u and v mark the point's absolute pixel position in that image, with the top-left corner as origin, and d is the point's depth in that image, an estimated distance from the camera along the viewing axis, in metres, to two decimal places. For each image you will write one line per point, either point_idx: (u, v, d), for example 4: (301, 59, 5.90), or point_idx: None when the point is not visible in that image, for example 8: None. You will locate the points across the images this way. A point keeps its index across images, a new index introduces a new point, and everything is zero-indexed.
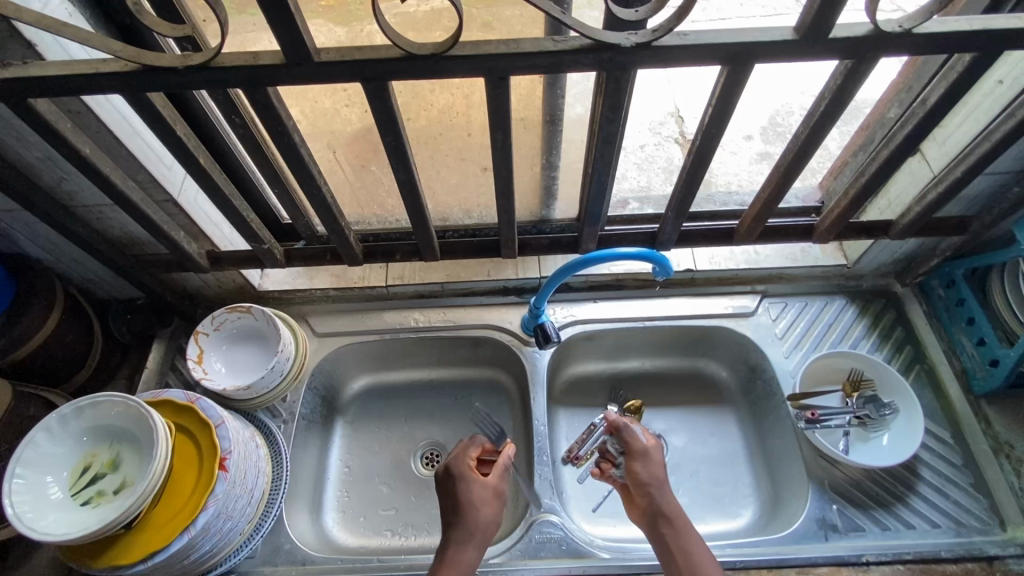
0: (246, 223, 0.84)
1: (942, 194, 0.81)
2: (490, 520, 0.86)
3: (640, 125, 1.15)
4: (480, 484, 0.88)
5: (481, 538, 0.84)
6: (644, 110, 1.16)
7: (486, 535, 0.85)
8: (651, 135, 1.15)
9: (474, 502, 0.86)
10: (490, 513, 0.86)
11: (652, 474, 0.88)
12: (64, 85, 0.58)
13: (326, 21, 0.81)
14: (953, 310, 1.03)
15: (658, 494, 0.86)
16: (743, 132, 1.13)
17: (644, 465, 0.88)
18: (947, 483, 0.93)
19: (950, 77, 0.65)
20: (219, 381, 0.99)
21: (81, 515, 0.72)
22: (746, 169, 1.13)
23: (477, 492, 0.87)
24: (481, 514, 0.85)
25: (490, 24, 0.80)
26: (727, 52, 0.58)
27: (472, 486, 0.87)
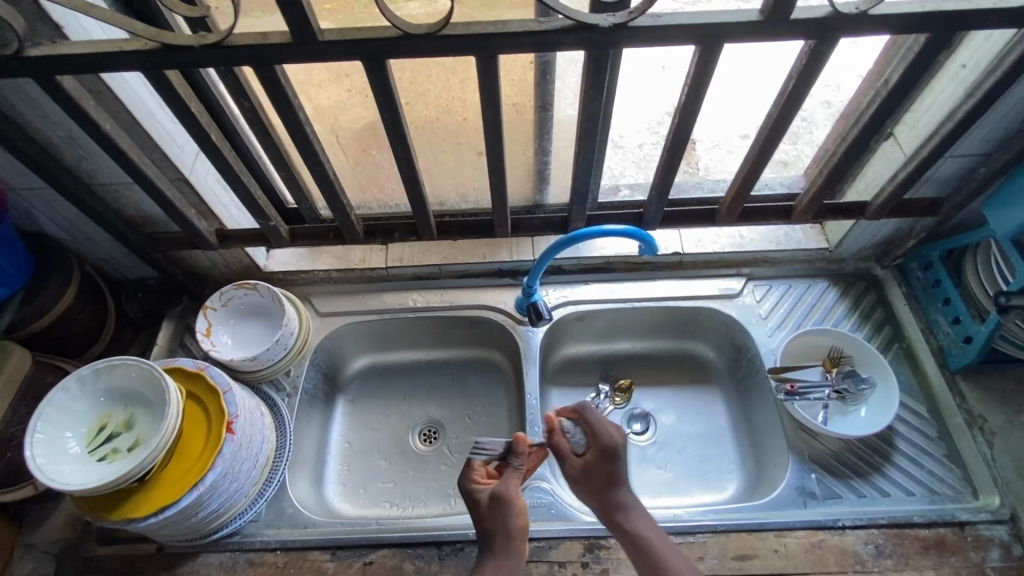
0: (253, 199, 0.89)
1: (911, 174, 0.86)
2: (501, 522, 0.79)
3: (638, 126, 1.21)
4: (484, 491, 0.81)
5: (502, 540, 0.78)
6: (643, 110, 1.21)
7: (507, 536, 0.78)
8: (648, 135, 1.20)
9: (485, 516, 0.80)
10: (505, 519, 0.79)
11: (609, 474, 0.82)
12: (89, 63, 0.64)
13: (332, 22, 0.84)
14: (931, 291, 1.07)
15: (612, 494, 0.82)
16: (740, 132, 1.19)
17: (603, 464, 0.83)
18: (922, 454, 0.97)
19: (911, 57, 0.69)
20: (226, 352, 1.04)
21: (97, 468, 0.77)
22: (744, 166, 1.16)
23: (484, 505, 0.80)
24: (494, 520, 0.79)
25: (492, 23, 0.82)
26: (698, 33, 0.63)
27: (480, 499, 0.81)
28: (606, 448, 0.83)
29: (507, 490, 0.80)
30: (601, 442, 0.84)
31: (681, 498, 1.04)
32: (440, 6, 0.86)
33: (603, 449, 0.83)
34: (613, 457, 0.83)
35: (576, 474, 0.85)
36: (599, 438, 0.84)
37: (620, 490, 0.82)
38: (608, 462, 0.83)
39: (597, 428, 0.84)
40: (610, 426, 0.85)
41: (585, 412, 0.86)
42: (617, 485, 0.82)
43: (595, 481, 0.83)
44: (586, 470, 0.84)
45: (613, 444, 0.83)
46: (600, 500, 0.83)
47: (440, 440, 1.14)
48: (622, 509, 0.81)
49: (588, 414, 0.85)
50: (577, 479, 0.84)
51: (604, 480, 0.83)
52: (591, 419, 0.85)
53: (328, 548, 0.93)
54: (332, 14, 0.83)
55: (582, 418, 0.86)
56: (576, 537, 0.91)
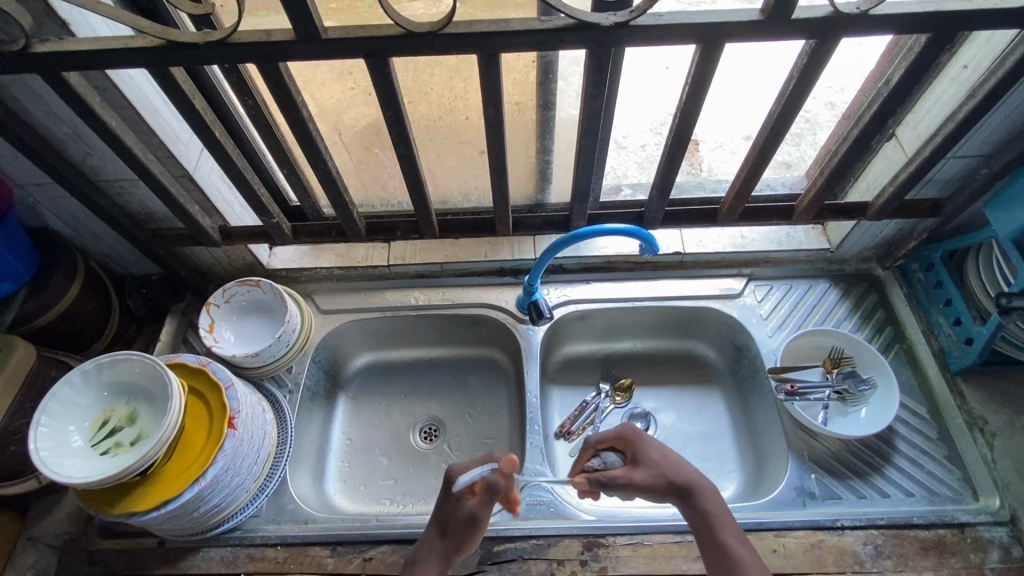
0: (257, 197, 0.89)
1: (912, 175, 0.86)
2: (458, 539, 0.79)
3: (642, 126, 1.21)
4: (460, 503, 0.79)
5: (444, 555, 0.80)
6: (648, 109, 1.21)
7: (451, 554, 0.80)
8: (652, 135, 1.20)
9: (448, 520, 0.80)
10: (462, 537, 0.79)
11: (651, 462, 0.81)
12: (95, 59, 0.64)
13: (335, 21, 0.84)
14: (932, 293, 1.07)
15: (668, 479, 0.79)
16: (743, 132, 1.19)
17: (639, 453, 0.83)
18: (922, 455, 0.97)
19: (912, 57, 0.70)
20: (228, 348, 1.04)
21: (100, 462, 0.78)
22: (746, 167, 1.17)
23: (454, 512, 0.80)
24: (452, 533, 0.80)
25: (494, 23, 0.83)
26: (699, 32, 0.63)
27: (452, 506, 0.80)
28: (631, 436, 0.84)
29: (478, 515, 0.78)
30: (647, 454, 0.82)
31: None
32: (444, 7, 0.85)
33: (630, 437, 0.84)
34: (641, 439, 0.84)
35: (638, 478, 0.80)
36: (620, 436, 0.85)
37: (675, 470, 0.80)
38: (640, 445, 0.83)
39: (614, 432, 0.86)
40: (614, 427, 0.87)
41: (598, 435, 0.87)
42: (665, 467, 0.81)
43: (647, 476, 0.80)
44: (636, 475, 0.81)
45: (633, 431, 0.85)
46: (662, 491, 0.79)
47: (441, 437, 1.14)
48: (685, 487, 0.78)
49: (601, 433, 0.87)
50: (639, 488, 0.80)
51: (656, 466, 0.81)
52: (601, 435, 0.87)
53: (328, 544, 0.94)
54: (336, 13, 0.84)
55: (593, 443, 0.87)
56: (576, 535, 0.91)
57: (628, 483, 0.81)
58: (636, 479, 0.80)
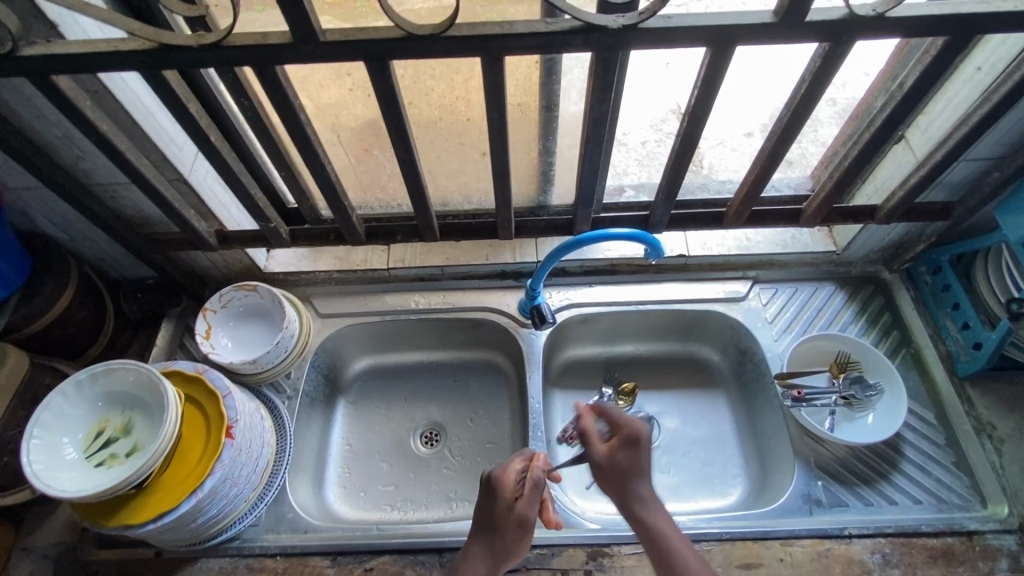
0: (253, 201, 0.87)
1: (923, 179, 0.84)
2: (508, 545, 0.76)
3: (642, 122, 1.19)
4: (509, 505, 0.78)
5: (494, 562, 0.76)
6: (645, 107, 1.19)
7: (500, 562, 0.76)
8: (652, 131, 1.18)
9: (498, 526, 0.77)
10: (511, 539, 0.76)
11: (621, 467, 0.78)
12: (85, 63, 0.62)
13: (332, 19, 0.82)
14: (939, 296, 1.06)
15: (633, 483, 0.77)
16: (744, 128, 1.17)
17: (626, 451, 0.79)
18: (930, 461, 0.96)
19: (927, 60, 0.68)
20: (225, 356, 1.02)
21: (94, 474, 0.76)
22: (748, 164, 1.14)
23: (503, 516, 0.77)
24: (502, 540, 0.76)
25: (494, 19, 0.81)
26: (710, 34, 0.61)
27: (501, 509, 0.77)
28: (631, 436, 0.79)
29: (530, 515, 0.77)
30: (624, 450, 0.79)
31: (684, 503, 1.03)
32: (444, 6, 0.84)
33: (626, 436, 0.80)
34: (633, 444, 0.79)
35: (606, 458, 0.80)
36: (622, 428, 0.81)
37: (641, 481, 0.77)
38: (631, 449, 0.79)
39: (624, 419, 0.82)
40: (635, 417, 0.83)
41: (611, 414, 0.83)
42: (640, 474, 0.77)
43: (615, 469, 0.79)
44: (608, 459, 0.80)
45: (637, 433, 0.80)
46: (619, 490, 0.77)
47: (442, 442, 1.13)
48: (636, 502, 0.76)
49: (610, 407, 0.83)
50: (602, 474, 0.80)
51: (626, 468, 0.78)
52: (615, 412, 0.83)
53: (328, 553, 0.92)
54: (333, 8, 0.82)
55: (605, 413, 0.84)
56: (580, 546, 0.90)
57: (599, 457, 0.80)
58: (606, 460, 0.80)
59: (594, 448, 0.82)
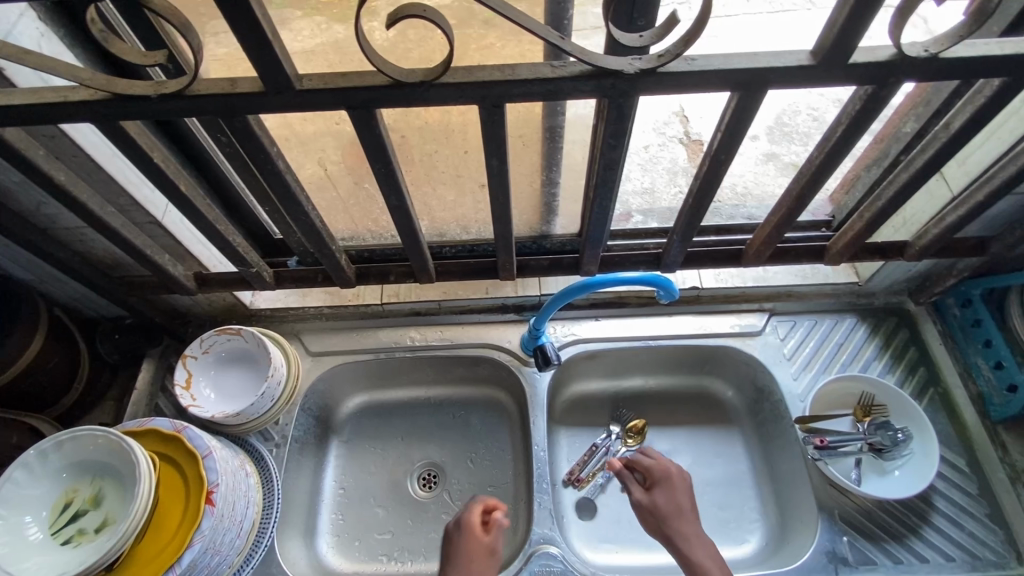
0: (232, 247, 0.80)
1: (962, 218, 0.77)
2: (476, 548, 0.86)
3: (643, 125, 1.09)
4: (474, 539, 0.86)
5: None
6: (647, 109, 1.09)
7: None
8: (655, 135, 1.09)
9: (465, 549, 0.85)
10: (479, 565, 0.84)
11: (671, 503, 0.89)
12: (33, 115, 0.55)
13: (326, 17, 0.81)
14: (969, 331, 1.00)
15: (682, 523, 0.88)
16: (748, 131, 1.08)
17: (665, 495, 0.90)
18: (962, 514, 0.90)
19: (976, 101, 0.61)
20: (208, 408, 0.95)
21: (60, 555, 0.69)
22: (751, 170, 1.08)
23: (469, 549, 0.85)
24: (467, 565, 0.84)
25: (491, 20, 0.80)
26: (737, 79, 0.54)
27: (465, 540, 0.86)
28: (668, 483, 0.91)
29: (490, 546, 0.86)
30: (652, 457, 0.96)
31: None
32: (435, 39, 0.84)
33: (659, 478, 0.92)
34: (670, 483, 0.91)
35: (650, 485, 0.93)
36: (657, 469, 0.93)
37: (682, 521, 0.88)
38: (668, 494, 0.91)
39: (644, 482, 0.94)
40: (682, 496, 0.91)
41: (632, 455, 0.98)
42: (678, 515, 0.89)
43: (663, 509, 0.90)
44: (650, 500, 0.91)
45: (667, 473, 0.93)
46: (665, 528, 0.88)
47: (441, 485, 1.06)
48: (686, 542, 0.86)
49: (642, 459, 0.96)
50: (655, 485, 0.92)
51: (675, 509, 0.89)
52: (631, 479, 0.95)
53: None
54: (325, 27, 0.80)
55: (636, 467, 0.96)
56: None
57: (644, 500, 0.92)
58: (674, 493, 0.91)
59: (643, 463, 0.95)
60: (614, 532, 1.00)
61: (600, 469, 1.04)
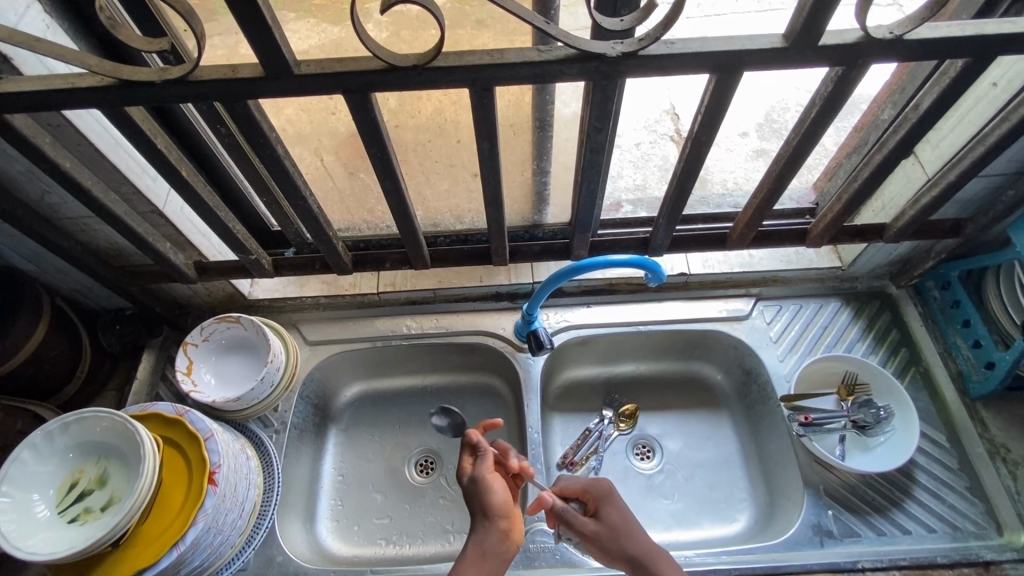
0: (232, 234, 0.82)
1: (936, 198, 0.80)
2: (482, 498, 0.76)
3: (636, 124, 1.12)
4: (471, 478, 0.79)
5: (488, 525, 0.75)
6: (638, 108, 1.12)
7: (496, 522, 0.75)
8: (647, 133, 1.12)
9: (480, 486, 0.77)
10: (486, 499, 0.76)
11: (615, 522, 0.79)
12: (41, 101, 0.57)
13: (319, 20, 0.85)
14: (949, 312, 1.02)
15: (625, 544, 0.77)
16: (739, 128, 1.11)
17: (607, 512, 0.81)
18: (943, 487, 0.93)
19: (943, 81, 0.64)
20: (208, 393, 0.97)
21: (67, 532, 0.71)
22: (742, 166, 1.11)
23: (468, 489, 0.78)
24: (489, 494, 0.76)
25: (484, 21, 0.83)
26: (714, 61, 0.57)
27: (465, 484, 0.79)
28: (603, 496, 0.82)
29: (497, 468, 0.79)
30: (576, 479, 0.86)
31: (690, 532, 1.00)
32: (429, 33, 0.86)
33: (599, 496, 0.82)
34: (610, 500, 0.82)
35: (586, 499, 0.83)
36: (591, 488, 0.84)
37: (629, 539, 0.77)
38: (609, 509, 0.81)
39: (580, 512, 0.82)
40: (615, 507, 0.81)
41: (563, 479, 0.87)
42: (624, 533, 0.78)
43: (607, 532, 0.79)
44: (594, 527, 0.80)
45: (602, 488, 0.83)
46: (618, 553, 0.77)
47: (438, 471, 1.09)
48: (645, 555, 0.76)
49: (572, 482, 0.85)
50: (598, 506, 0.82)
51: (617, 526, 0.79)
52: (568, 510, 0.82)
53: None
54: (320, 13, 0.84)
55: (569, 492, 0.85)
56: None
57: (585, 526, 0.80)
58: (612, 514, 0.80)
59: (573, 483, 0.86)
60: None
61: (593, 453, 1.05)
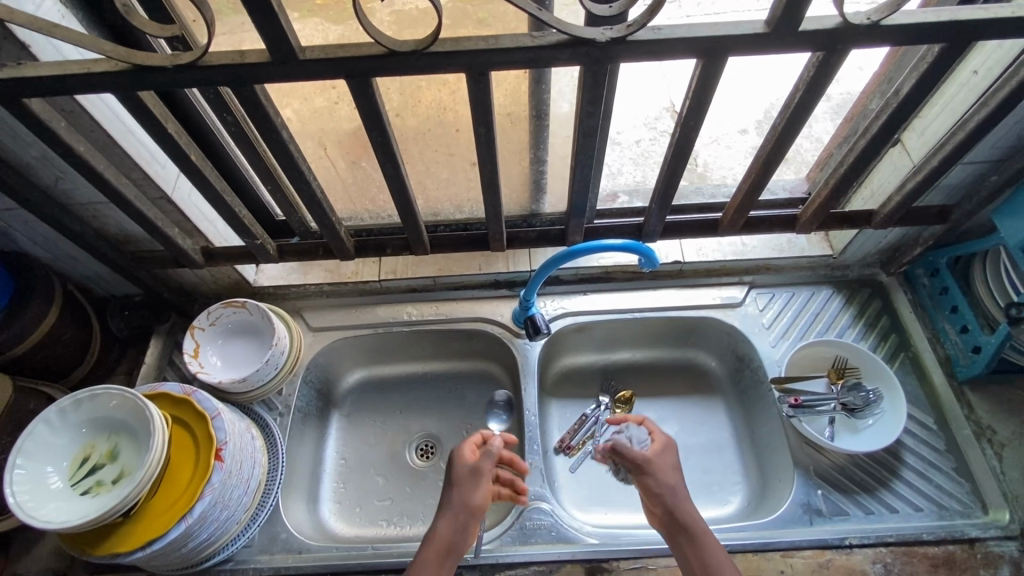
0: (238, 218, 0.85)
1: (920, 183, 0.82)
2: (463, 491, 0.81)
3: (636, 121, 1.17)
4: (464, 465, 0.83)
5: (451, 516, 0.78)
6: (639, 107, 1.18)
7: (463, 516, 0.78)
8: (646, 130, 1.17)
9: (451, 483, 0.82)
10: (467, 492, 0.81)
11: (670, 463, 0.83)
12: (58, 86, 0.60)
13: (324, 19, 0.88)
14: (937, 299, 1.05)
15: (676, 491, 0.79)
16: (738, 126, 1.16)
17: (662, 455, 0.83)
18: (930, 467, 0.95)
19: (922, 67, 0.66)
20: (214, 374, 1.00)
21: (80, 503, 0.74)
22: (741, 162, 1.13)
23: (455, 475, 0.83)
24: (457, 493, 0.81)
25: (484, 19, 0.87)
26: (700, 46, 0.59)
27: (454, 467, 0.83)
28: (665, 444, 0.85)
29: (480, 464, 0.83)
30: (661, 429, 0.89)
31: None
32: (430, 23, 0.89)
33: (662, 443, 0.85)
34: (669, 447, 0.84)
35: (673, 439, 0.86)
36: (659, 432, 0.87)
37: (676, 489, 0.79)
38: (670, 452, 0.84)
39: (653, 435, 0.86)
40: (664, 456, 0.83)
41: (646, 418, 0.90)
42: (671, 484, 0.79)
43: (663, 467, 0.82)
44: (649, 465, 0.81)
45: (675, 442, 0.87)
46: (666, 498, 0.78)
47: (438, 455, 1.11)
48: (693, 512, 0.77)
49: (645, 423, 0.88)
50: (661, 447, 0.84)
51: (667, 472, 0.81)
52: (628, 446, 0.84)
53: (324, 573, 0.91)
54: (323, 10, 0.88)
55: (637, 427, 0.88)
56: (578, 560, 0.89)
57: (643, 453, 0.83)
58: (664, 459, 0.83)
59: (650, 423, 0.89)
60: (602, 495, 1.05)
61: (589, 438, 1.09)
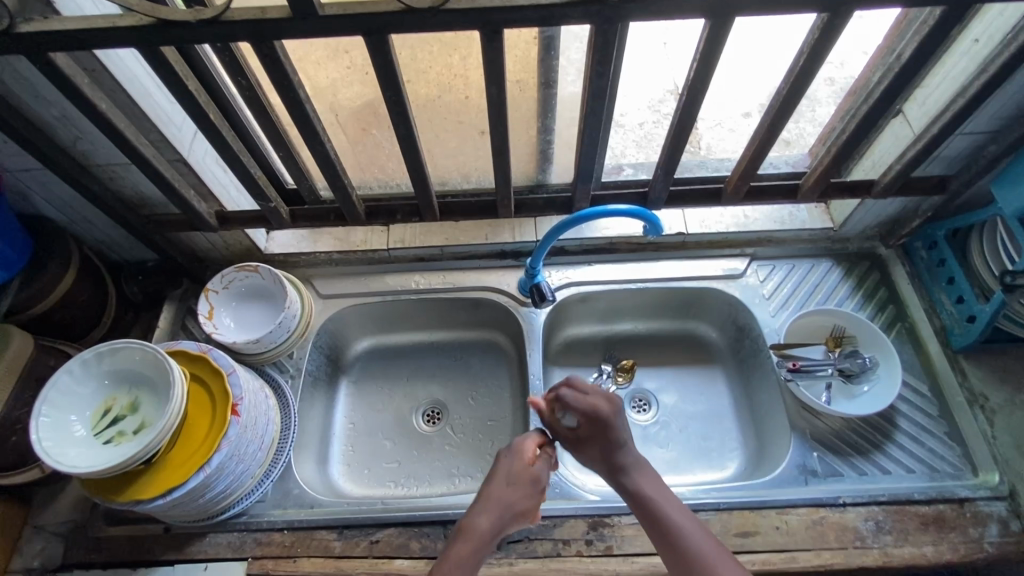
0: (253, 180, 0.87)
1: (920, 152, 0.84)
2: (518, 491, 0.77)
3: (639, 103, 1.13)
4: (527, 463, 0.79)
5: (498, 515, 0.74)
6: (643, 87, 1.14)
7: (507, 520, 0.75)
8: (650, 112, 1.13)
9: (503, 479, 0.77)
10: (519, 497, 0.76)
11: (607, 442, 0.79)
12: (86, 41, 0.62)
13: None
14: (934, 271, 1.06)
15: (618, 463, 0.79)
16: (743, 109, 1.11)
17: (592, 432, 0.80)
18: (923, 432, 0.98)
19: (925, 30, 0.68)
20: (228, 335, 1.04)
21: (103, 450, 0.77)
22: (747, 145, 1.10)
23: (515, 471, 0.78)
24: (511, 493, 0.76)
25: None
26: (708, 5, 0.61)
27: (512, 462, 0.79)
28: (600, 420, 0.79)
29: (539, 470, 0.80)
30: (593, 396, 0.81)
31: (682, 476, 1.05)
32: None
33: (593, 419, 0.80)
34: (609, 425, 0.79)
35: (602, 411, 0.80)
36: (586, 411, 0.80)
37: (622, 452, 0.80)
38: (603, 435, 0.79)
39: (583, 406, 0.80)
40: (596, 396, 0.81)
41: (563, 395, 0.81)
42: (620, 445, 0.80)
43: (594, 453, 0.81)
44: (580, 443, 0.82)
45: (602, 415, 0.80)
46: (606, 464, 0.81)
47: (444, 420, 1.14)
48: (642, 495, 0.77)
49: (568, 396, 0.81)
50: (592, 422, 0.80)
51: (603, 446, 0.80)
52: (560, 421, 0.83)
53: (334, 527, 0.94)
54: None
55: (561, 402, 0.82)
56: (580, 516, 0.92)
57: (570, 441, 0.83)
58: (595, 437, 0.80)
59: (575, 405, 0.80)
60: None
61: None
